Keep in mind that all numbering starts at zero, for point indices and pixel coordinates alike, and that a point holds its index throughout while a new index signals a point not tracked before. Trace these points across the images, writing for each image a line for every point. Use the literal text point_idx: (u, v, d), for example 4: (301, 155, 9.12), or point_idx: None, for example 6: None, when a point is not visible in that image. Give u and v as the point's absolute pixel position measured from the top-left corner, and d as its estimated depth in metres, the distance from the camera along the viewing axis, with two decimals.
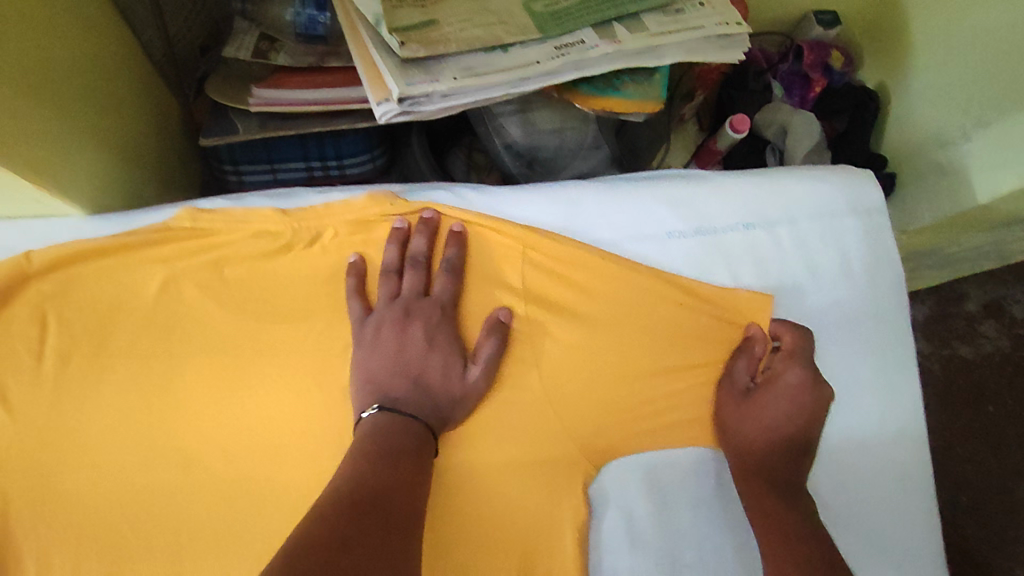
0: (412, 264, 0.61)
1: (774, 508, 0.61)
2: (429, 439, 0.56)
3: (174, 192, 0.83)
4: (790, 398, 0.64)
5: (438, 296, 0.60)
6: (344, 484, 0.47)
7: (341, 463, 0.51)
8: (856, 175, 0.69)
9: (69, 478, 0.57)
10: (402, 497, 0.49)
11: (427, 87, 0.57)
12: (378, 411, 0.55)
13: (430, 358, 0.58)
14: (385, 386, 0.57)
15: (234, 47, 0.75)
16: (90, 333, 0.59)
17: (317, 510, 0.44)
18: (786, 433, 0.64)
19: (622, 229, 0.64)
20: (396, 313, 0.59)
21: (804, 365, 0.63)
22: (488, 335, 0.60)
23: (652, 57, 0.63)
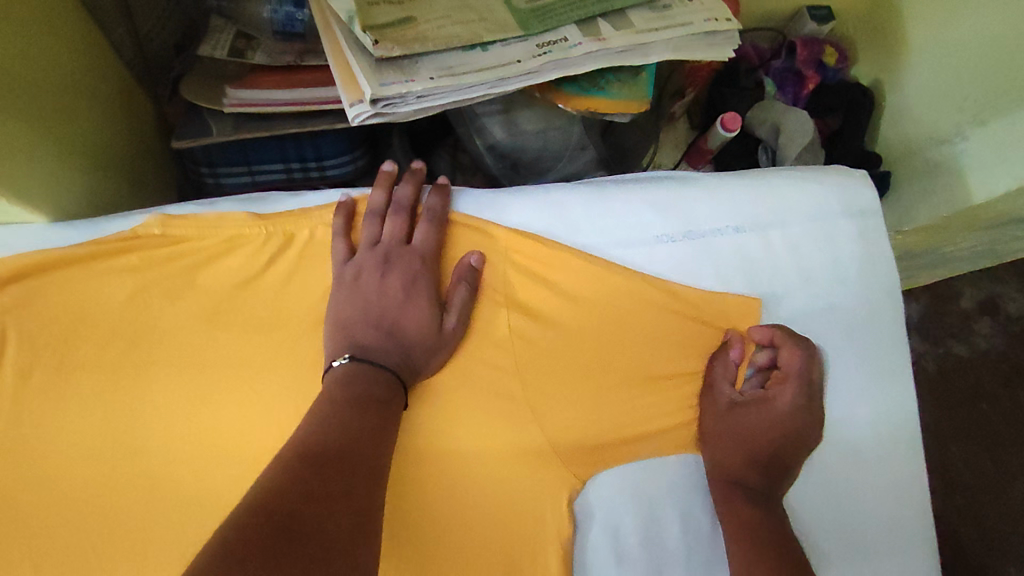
0: (395, 209, 0.60)
1: (754, 525, 0.58)
2: (399, 389, 0.53)
3: (148, 195, 0.80)
4: (779, 416, 0.62)
5: (418, 246, 0.58)
6: (310, 434, 0.46)
7: (310, 410, 0.49)
8: (850, 176, 0.67)
9: (30, 497, 0.55)
10: (368, 451, 0.47)
11: (401, 88, 0.55)
12: (350, 360, 0.52)
13: (407, 307, 0.56)
14: (357, 333, 0.54)
15: (210, 46, 0.72)
16: (53, 345, 0.57)
17: (278, 462, 0.43)
18: (769, 451, 0.61)
19: (607, 234, 0.62)
20: (376, 259, 0.57)
21: (799, 371, 0.61)
22: (459, 282, 0.58)
23: (638, 56, 0.61)
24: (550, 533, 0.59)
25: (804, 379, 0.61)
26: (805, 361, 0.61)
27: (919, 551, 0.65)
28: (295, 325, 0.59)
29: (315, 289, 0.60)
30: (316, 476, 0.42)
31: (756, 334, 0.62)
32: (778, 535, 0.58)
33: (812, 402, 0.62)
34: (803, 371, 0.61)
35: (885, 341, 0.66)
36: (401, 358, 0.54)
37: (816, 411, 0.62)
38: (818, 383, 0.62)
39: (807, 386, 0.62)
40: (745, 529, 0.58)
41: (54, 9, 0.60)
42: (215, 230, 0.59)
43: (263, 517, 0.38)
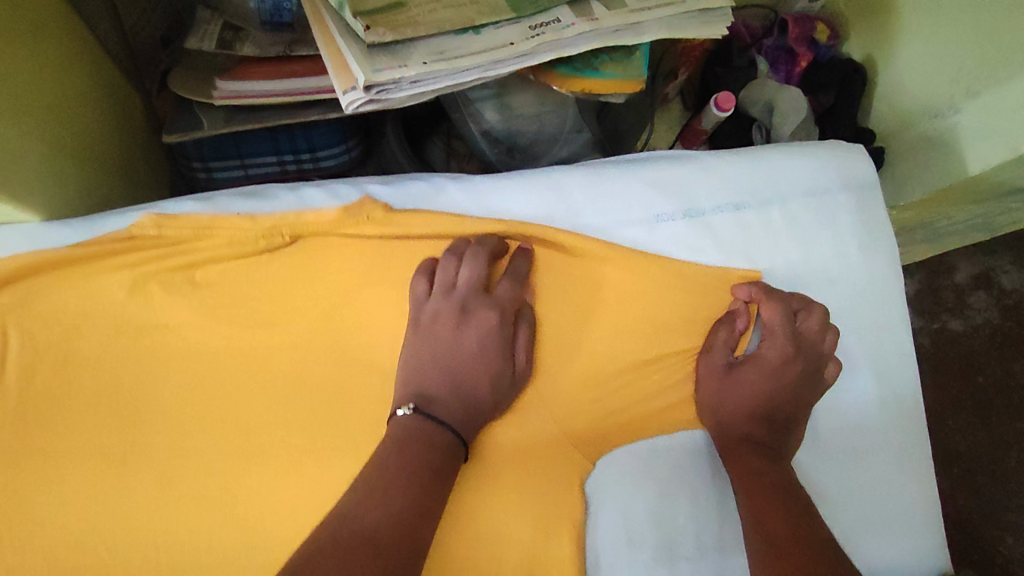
0: (474, 253, 0.58)
1: (757, 475, 0.56)
2: (458, 448, 0.52)
3: (141, 192, 0.80)
4: (772, 374, 0.60)
5: (498, 296, 0.57)
6: (350, 510, 0.45)
7: (359, 475, 0.48)
8: (847, 150, 0.66)
9: (34, 501, 0.54)
10: (407, 525, 0.45)
11: (395, 74, 0.54)
12: (412, 412, 0.52)
13: (480, 366, 0.55)
14: (426, 383, 0.54)
15: (197, 38, 0.72)
16: (54, 346, 0.56)
17: (315, 541, 0.42)
18: (768, 408, 0.60)
19: (607, 213, 0.62)
20: (452, 310, 0.56)
21: (781, 325, 0.60)
22: (520, 321, 0.58)
23: (631, 35, 0.60)
24: (564, 516, 0.57)
25: (788, 327, 0.60)
26: (784, 313, 0.60)
27: (927, 519, 0.65)
28: (300, 317, 0.59)
29: (319, 284, 0.60)
30: (341, 569, 0.40)
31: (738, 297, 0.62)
32: (781, 487, 0.55)
33: (802, 353, 0.60)
34: (786, 322, 0.60)
35: (887, 312, 0.66)
36: (464, 410, 0.54)
37: (809, 364, 0.61)
38: (807, 337, 0.61)
39: (795, 338, 0.60)
40: (748, 479, 0.56)
41: (38, 11, 0.59)
42: (213, 227, 0.58)
43: None
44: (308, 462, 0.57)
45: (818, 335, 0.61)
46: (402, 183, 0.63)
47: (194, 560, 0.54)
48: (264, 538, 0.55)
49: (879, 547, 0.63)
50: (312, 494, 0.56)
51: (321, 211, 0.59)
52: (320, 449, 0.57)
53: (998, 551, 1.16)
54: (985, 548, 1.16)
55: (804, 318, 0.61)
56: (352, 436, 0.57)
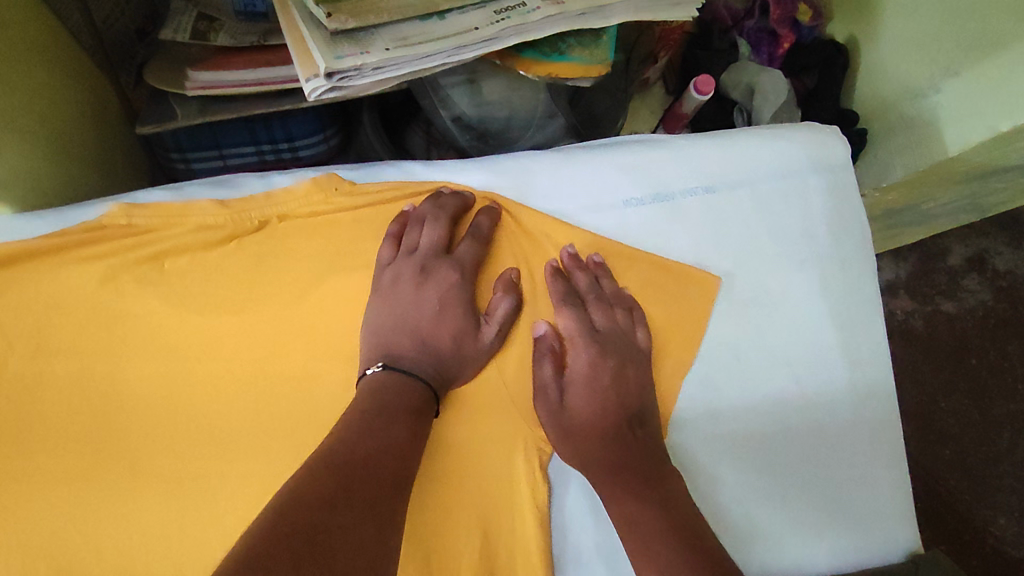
0: (435, 215, 0.59)
1: (620, 483, 0.55)
2: (430, 400, 0.55)
3: (118, 183, 0.80)
4: (598, 379, 0.57)
5: (458, 257, 0.59)
6: (339, 443, 0.47)
7: (341, 416, 0.51)
8: (820, 131, 0.66)
9: (13, 486, 0.55)
10: (391, 464, 0.48)
11: (356, 60, 0.53)
12: (382, 369, 0.54)
13: (444, 321, 0.57)
14: (391, 343, 0.56)
15: (170, 30, 0.71)
16: (26, 335, 0.57)
17: (311, 465, 0.45)
18: (607, 425, 0.57)
19: (576, 199, 0.62)
20: (413, 269, 0.58)
21: (574, 327, 0.59)
22: (504, 294, 0.59)
23: (598, 18, 0.59)
24: (525, 503, 0.58)
25: (587, 321, 0.59)
26: (575, 312, 0.59)
27: (903, 502, 0.62)
28: (269, 306, 0.59)
29: (288, 270, 0.60)
30: (342, 486, 0.44)
31: (546, 277, 0.61)
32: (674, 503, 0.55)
33: (606, 341, 0.58)
34: (582, 322, 0.59)
35: (863, 296, 0.64)
36: (435, 369, 0.56)
37: (619, 348, 0.59)
38: (607, 330, 0.59)
39: (596, 335, 0.59)
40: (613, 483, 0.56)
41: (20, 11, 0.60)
42: (183, 215, 0.59)
43: (288, 523, 0.39)
44: (278, 449, 0.57)
45: (830, 361, 0.62)
46: (372, 170, 0.62)
47: (166, 547, 0.55)
48: (236, 521, 0.56)
49: (848, 525, 0.60)
50: (280, 478, 0.57)
51: (290, 188, 0.60)
52: (289, 438, 0.57)
53: (989, 533, 1.16)
54: (978, 530, 1.16)
55: (591, 307, 0.59)
56: (325, 422, 0.58)
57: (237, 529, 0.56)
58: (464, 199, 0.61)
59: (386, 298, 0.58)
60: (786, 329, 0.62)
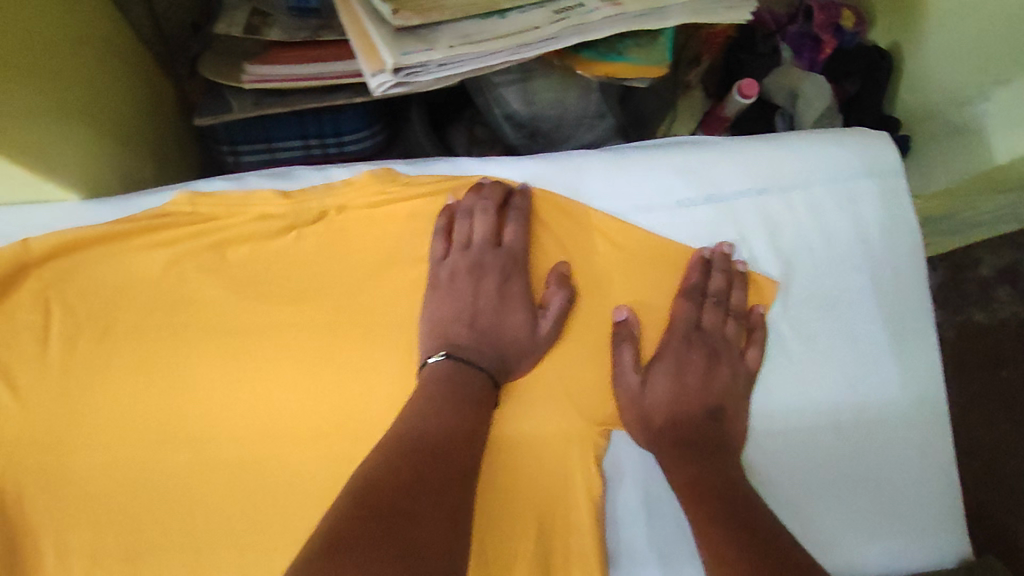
0: (483, 208, 0.60)
1: (691, 474, 0.56)
2: (491, 390, 0.57)
3: (171, 172, 0.83)
4: (688, 371, 0.60)
5: (510, 248, 0.61)
6: (409, 428, 0.51)
7: (411, 399, 0.55)
8: (871, 136, 0.66)
9: (80, 464, 0.57)
10: (458, 450, 0.51)
11: (422, 57, 0.54)
12: (445, 358, 0.57)
13: (504, 310, 0.60)
14: (452, 333, 0.59)
15: (225, 24, 0.73)
16: (97, 318, 0.59)
17: (386, 447, 0.49)
18: (686, 412, 0.59)
19: (631, 198, 0.63)
20: (468, 263, 0.60)
21: (685, 320, 0.61)
22: (557, 288, 0.60)
23: (655, 19, 0.60)
24: (578, 496, 0.58)
25: (693, 321, 0.61)
26: (693, 308, 0.61)
27: (951, 505, 0.62)
28: (327, 295, 0.61)
29: (346, 261, 0.61)
30: (415, 475, 0.47)
31: (691, 262, 0.62)
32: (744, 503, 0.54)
33: (712, 341, 0.61)
34: (691, 318, 0.61)
35: (913, 300, 0.64)
36: (495, 358, 0.58)
37: (718, 349, 0.60)
38: (714, 332, 0.61)
39: (699, 335, 0.61)
40: (683, 471, 0.57)
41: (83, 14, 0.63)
42: (246, 203, 0.61)
43: (365, 504, 0.44)
44: (335, 434, 0.59)
45: (878, 363, 0.63)
46: (426, 164, 0.63)
47: (229, 525, 0.57)
48: (297, 501, 0.58)
49: (900, 525, 0.61)
50: (336, 462, 0.58)
51: (349, 181, 0.62)
52: (345, 423, 0.59)
53: None
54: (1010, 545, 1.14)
55: (710, 308, 0.61)
56: (378, 408, 0.59)
57: (296, 509, 0.58)
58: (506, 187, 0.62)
59: (441, 291, 0.60)
60: (838, 333, 0.63)
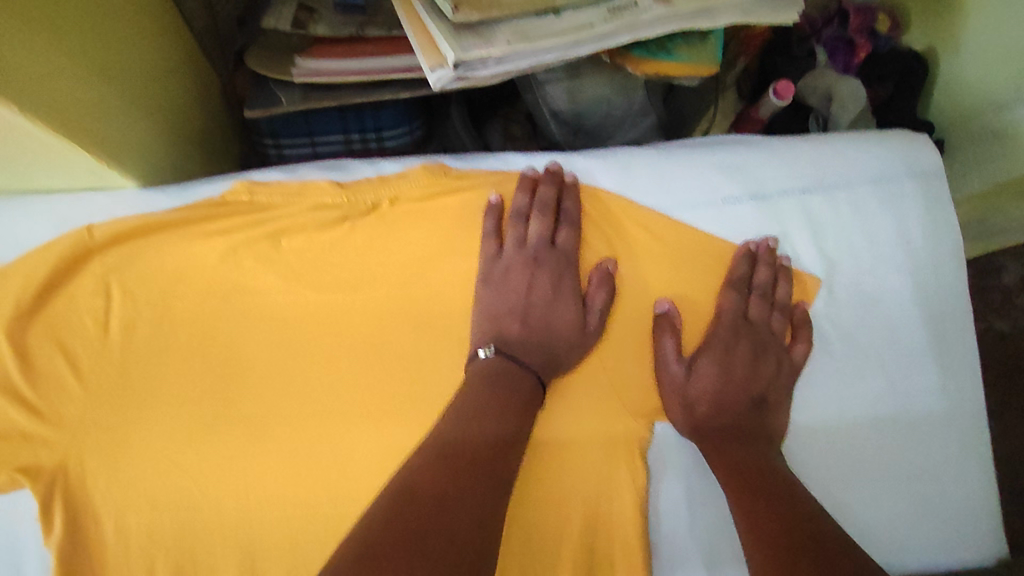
0: (541, 208, 0.61)
1: (733, 464, 0.57)
2: (536, 392, 0.57)
3: (216, 164, 0.85)
4: (735, 362, 0.60)
5: (563, 248, 0.61)
6: (450, 432, 0.52)
7: (458, 400, 0.55)
8: (913, 139, 0.67)
9: (138, 444, 0.59)
10: (497, 458, 0.51)
11: (482, 53, 0.56)
12: (493, 355, 0.58)
13: (556, 308, 0.60)
14: (503, 326, 0.60)
15: (273, 19, 0.73)
16: (155, 304, 0.61)
17: (426, 451, 0.50)
18: (731, 402, 0.60)
19: (676, 194, 0.64)
20: (525, 262, 0.60)
21: (731, 310, 0.61)
22: (599, 286, 0.61)
23: (706, 20, 0.61)
24: (624, 486, 0.59)
25: (739, 313, 0.62)
26: (740, 299, 0.62)
27: (988, 506, 0.63)
28: (380, 286, 0.62)
29: (398, 251, 0.62)
30: (452, 477, 0.48)
31: (735, 256, 0.63)
32: (788, 493, 0.55)
33: (759, 332, 0.61)
34: (736, 309, 0.61)
35: (952, 302, 0.65)
36: (542, 358, 0.59)
37: (765, 341, 0.61)
38: (760, 324, 0.62)
39: (744, 329, 0.61)
40: (726, 461, 0.58)
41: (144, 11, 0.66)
42: (302, 193, 0.63)
43: (404, 505, 0.45)
44: (386, 418, 0.60)
45: (916, 363, 0.63)
46: (475, 160, 0.65)
47: (281, 507, 0.59)
48: (349, 485, 0.59)
49: (941, 522, 0.62)
50: (388, 448, 0.60)
51: (403, 173, 0.64)
52: (393, 409, 0.60)
53: None
54: None
55: (756, 301, 0.62)
56: (428, 395, 0.61)
57: (348, 492, 0.59)
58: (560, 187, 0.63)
59: (492, 282, 0.61)
60: (880, 332, 0.63)
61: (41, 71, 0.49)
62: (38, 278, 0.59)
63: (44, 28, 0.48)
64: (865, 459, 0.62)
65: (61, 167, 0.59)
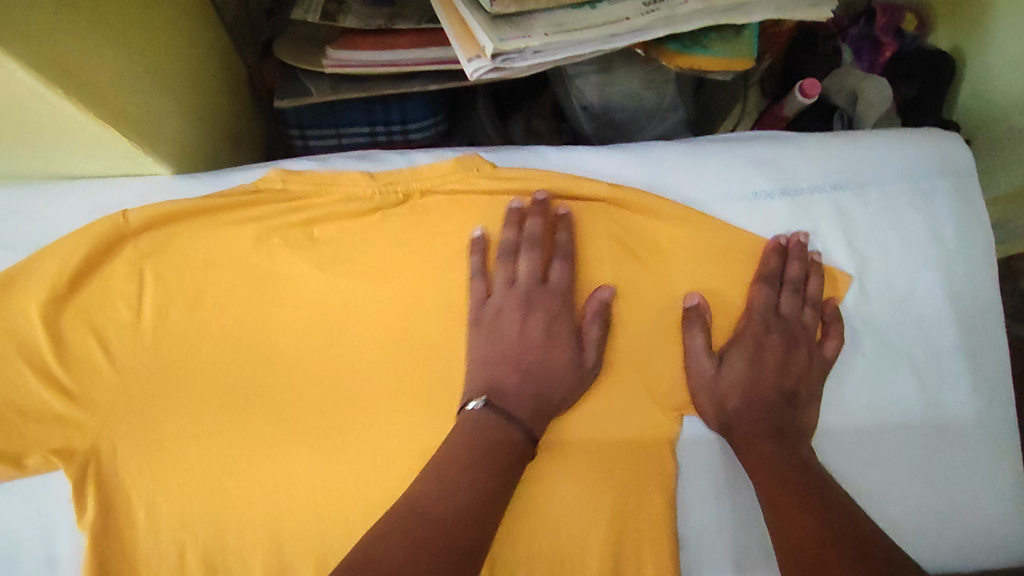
0: (529, 244, 0.60)
1: (765, 462, 0.57)
2: (526, 446, 0.55)
3: (244, 154, 0.85)
4: (766, 356, 0.60)
5: (555, 285, 0.60)
6: (425, 489, 0.49)
7: (440, 451, 0.53)
8: (945, 137, 0.67)
9: (169, 429, 0.59)
10: (473, 517, 0.48)
11: (520, 43, 0.56)
12: (483, 407, 0.55)
13: (549, 354, 0.58)
14: (495, 375, 0.57)
15: (303, 10, 0.74)
16: (187, 291, 0.61)
17: (399, 508, 0.48)
18: (762, 395, 0.60)
19: (707, 188, 0.64)
20: (516, 302, 0.59)
21: (763, 304, 0.61)
22: (593, 320, 0.60)
23: (741, 14, 0.61)
24: (652, 477, 0.60)
25: (770, 308, 0.61)
26: (772, 293, 0.62)
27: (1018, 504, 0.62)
28: (411, 276, 0.62)
29: (430, 242, 0.63)
30: (428, 542, 0.45)
31: (766, 250, 0.63)
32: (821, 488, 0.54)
33: (790, 327, 0.61)
34: (769, 303, 0.61)
35: (983, 300, 0.65)
36: (531, 406, 0.57)
37: (797, 336, 0.61)
38: (792, 318, 0.62)
39: (777, 324, 0.61)
40: (754, 457, 0.57)
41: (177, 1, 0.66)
42: (334, 182, 0.63)
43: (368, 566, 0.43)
44: (417, 407, 0.60)
45: (946, 361, 0.63)
46: (510, 154, 0.66)
47: (311, 494, 0.59)
48: (379, 474, 0.59)
49: (970, 522, 0.62)
50: (419, 437, 0.60)
51: (435, 165, 0.64)
52: (424, 398, 0.60)
53: None
54: None
55: (789, 295, 0.62)
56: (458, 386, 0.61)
57: (378, 481, 0.59)
58: (550, 220, 0.61)
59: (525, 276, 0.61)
60: (910, 330, 0.63)
61: (87, 57, 0.50)
62: (72, 262, 0.59)
63: (93, 18, 0.50)
64: (894, 455, 0.62)
65: (99, 153, 0.59)
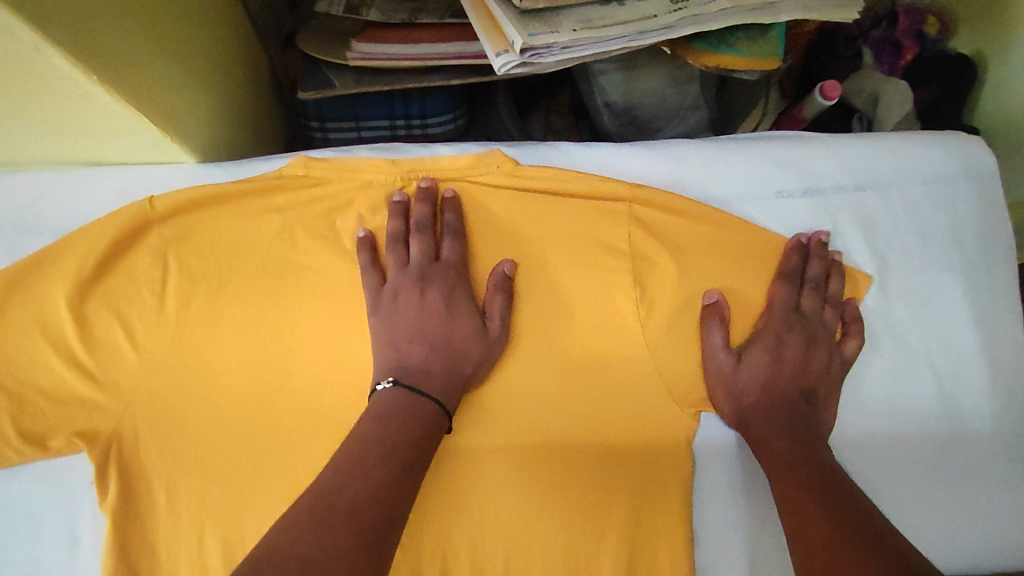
0: (416, 229, 0.60)
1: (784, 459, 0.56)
2: (440, 416, 0.55)
3: (263, 145, 0.85)
4: (786, 353, 0.60)
5: (448, 260, 0.60)
6: (333, 475, 0.48)
7: (348, 438, 0.52)
8: (970, 140, 0.66)
9: (193, 414, 0.59)
10: (386, 497, 0.48)
11: (549, 39, 0.56)
12: (393, 386, 0.54)
13: (452, 325, 0.58)
14: (405, 354, 0.57)
15: (326, 3, 0.75)
16: (209, 277, 0.61)
17: (304, 499, 0.46)
18: (780, 392, 0.60)
19: (729, 186, 0.64)
20: (411, 284, 0.59)
21: (783, 302, 0.61)
22: (496, 290, 0.59)
23: (769, 14, 0.61)
24: (667, 472, 0.61)
25: (790, 306, 0.61)
26: (792, 290, 0.61)
27: None
28: None
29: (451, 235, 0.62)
30: (339, 525, 0.44)
31: (787, 248, 0.62)
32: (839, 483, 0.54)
33: (807, 326, 0.61)
34: (789, 300, 0.61)
35: (1002, 304, 0.65)
36: (446, 377, 0.56)
37: (818, 335, 0.61)
38: (813, 316, 0.61)
39: (796, 321, 0.61)
40: (771, 451, 0.57)
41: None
42: (357, 171, 0.63)
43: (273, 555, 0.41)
44: None
45: (964, 364, 0.63)
46: (534, 150, 0.66)
47: None
48: None
49: (983, 526, 0.62)
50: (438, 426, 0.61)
51: (455, 158, 0.63)
52: None
53: None
54: None
55: (810, 294, 0.61)
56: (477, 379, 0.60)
57: None
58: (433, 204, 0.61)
59: (547, 270, 0.62)
60: (929, 333, 0.63)
61: (119, 42, 0.50)
62: (96, 247, 0.58)
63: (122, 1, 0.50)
64: (910, 456, 0.62)
65: (128, 140, 0.60)
